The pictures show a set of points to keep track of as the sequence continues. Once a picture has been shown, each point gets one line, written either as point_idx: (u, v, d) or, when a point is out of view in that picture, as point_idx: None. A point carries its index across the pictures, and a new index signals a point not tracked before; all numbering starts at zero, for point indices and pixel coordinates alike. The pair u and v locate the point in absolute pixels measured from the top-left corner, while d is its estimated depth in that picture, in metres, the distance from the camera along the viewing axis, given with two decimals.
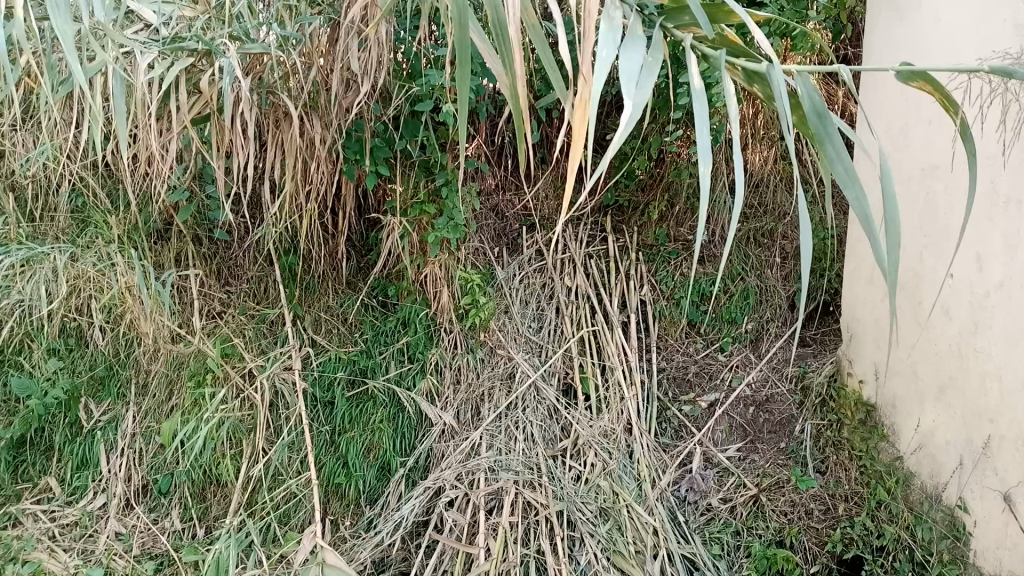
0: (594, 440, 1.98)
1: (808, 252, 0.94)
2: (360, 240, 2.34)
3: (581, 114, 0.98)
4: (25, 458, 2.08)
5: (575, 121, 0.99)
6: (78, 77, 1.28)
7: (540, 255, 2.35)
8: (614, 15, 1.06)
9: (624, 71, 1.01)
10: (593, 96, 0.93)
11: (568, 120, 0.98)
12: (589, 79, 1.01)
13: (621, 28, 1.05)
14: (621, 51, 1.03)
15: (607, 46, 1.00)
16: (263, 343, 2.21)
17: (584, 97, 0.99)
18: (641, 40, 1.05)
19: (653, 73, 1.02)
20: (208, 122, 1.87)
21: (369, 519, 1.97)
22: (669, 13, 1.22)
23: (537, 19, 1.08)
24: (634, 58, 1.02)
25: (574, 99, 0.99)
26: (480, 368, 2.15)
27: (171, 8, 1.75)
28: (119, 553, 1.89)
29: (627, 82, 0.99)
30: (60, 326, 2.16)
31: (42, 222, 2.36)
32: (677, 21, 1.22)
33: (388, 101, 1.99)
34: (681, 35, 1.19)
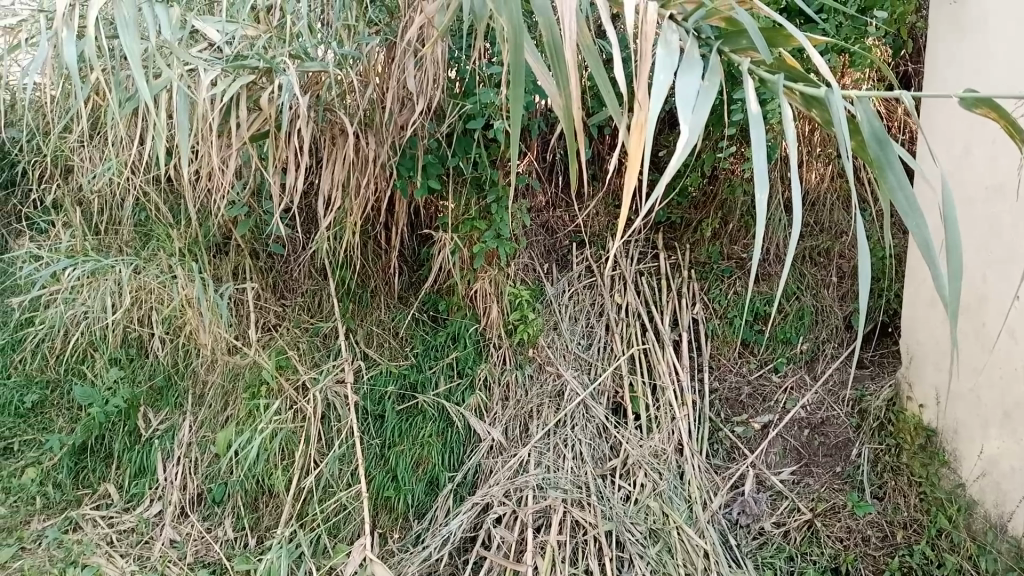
0: (644, 460, 1.96)
1: (866, 277, 0.94)
2: (411, 256, 2.37)
3: (637, 137, 0.98)
4: (87, 464, 2.16)
5: (631, 143, 0.99)
6: (144, 93, 1.33)
7: (590, 272, 2.34)
8: (671, 39, 1.07)
9: (681, 96, 1.01)
10: (650, 118, 0.94)
11: (625, 142, 0.98)
12: (645, 103, 1.01)
13: (678, 52, 1.06)
14: (678, 74, 1.03)
15: (664, 70, 1.01)
16: (316, 356, 2.23)
17: (640, 119, 0.99)
18: (698, 65, 1.06)
19: (709, 98, 1.02)
20: (267, 139, 1.91)
21: (416, 534, 1.97)
22: (726, 37, 1.21)
23: (592, 42, 1.09)
24: (691, 83, 1.02)
25: (630, 122, 0.99)
26: (528, 384, 2.14)
27: (234, 27, 1.77)
28: (173, 561, 1.93)
29: (684, 106, 0.99)
30: (122, 336, 2.26)
31: (108, 235, 2.47)
32: (734, 45, 1.21)
33: (442, 118, 2.01)
34: (739, 59, 1.18)
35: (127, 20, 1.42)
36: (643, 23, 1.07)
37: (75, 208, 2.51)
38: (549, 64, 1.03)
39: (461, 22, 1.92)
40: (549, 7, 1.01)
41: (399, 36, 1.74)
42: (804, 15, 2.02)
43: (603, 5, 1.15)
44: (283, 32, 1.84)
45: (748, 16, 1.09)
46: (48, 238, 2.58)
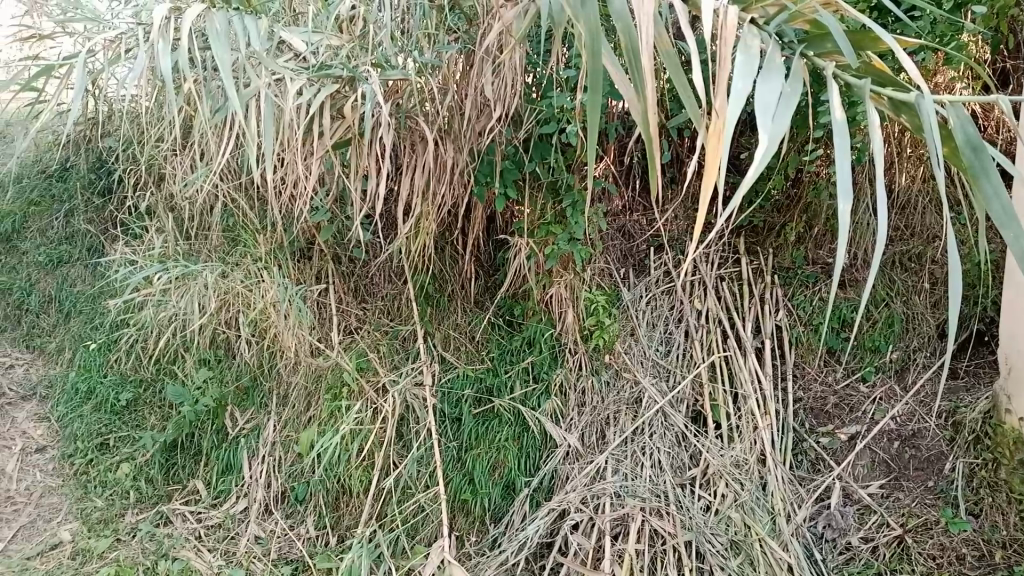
0: (726, 470, 1.92)
1: (959, 293, 0.95)
2: (488, 260, 2.39)
3: (715, 143, 0.97)
4: (177, 461, 2.25)
5: (708, 149, 0.98)
6: (235, 102, 1.39)
7: (668, 276, 2.29)
8: (752, 42, 1.05)
9: (761, 102, 0.99)
10: (729, 123, 0.92)
11: (702, 147, 0.97)
12: (724, 109, 0.99)
13: (759, 56, 1.04)
14: (759, 79, 1.01)
15: (744, 75, 0.99)
16: (396, 358, 2.26)
17: (718, 124, 0.98)
18: (780, 68, 1.03)
19: (790, 104, 0.99)
20: (349, 146, 1.95)
21: (493, 537, 1.98)
22: (810, 40, 1.18)
23: (671, 45, 1.07)
24: (774, 87, 1.00)
25: (708, 127, 0.97)
26: (605, 391, 2.13)
27: (319, 37, 1.81)
28: (258, 556, 2.00)
29: (764, 112, 0.97)
30: (211, 337, 2.34)
31: (198, 240, 2.57)
32: (818, 48, 1.17)
33: (520, 124, 2.01)
34: (824, 63, 1.14)
35: (218, 34, 1.48)
36: (724, 27, 1.05)
37: (167, 214, 2.63)
38: (626, 68, 1.01)
39: (538, 27, 1.93)
40: (626, 12, 1.00)
41: (477, 43, 1.76)
42: (895, 12, 1.94)
43: (681, 7, 1.13)
44: (365, 41, 1.87)
45: (833, 20, 1.06)
46: (142, 243, 2.69)
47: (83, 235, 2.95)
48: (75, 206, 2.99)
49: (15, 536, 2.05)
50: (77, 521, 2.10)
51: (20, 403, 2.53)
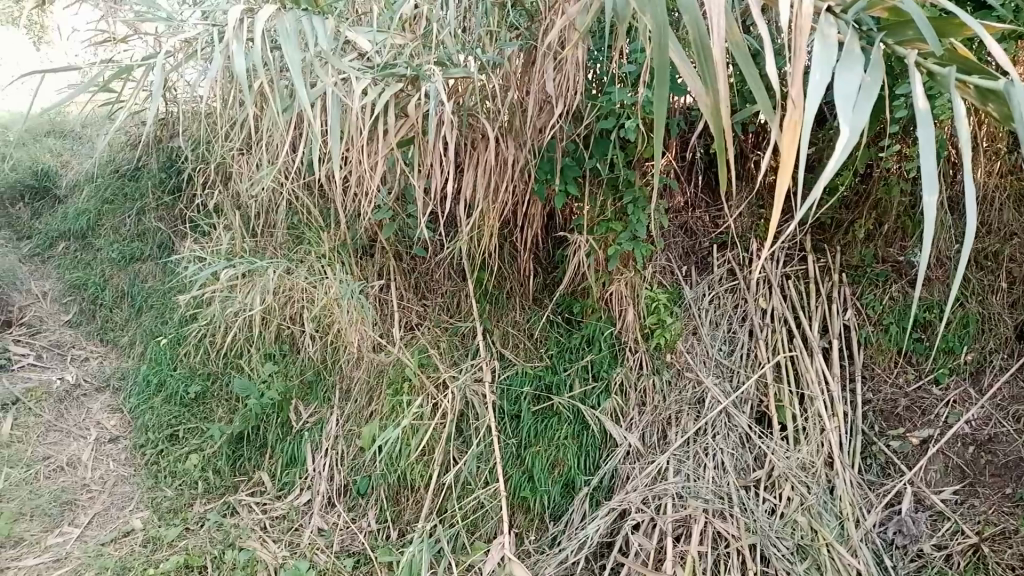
0: (791, 473, 1.88)
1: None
2: (546, 257, 2.37)
3: (791, 137, 0.94)
4: (243, 453, 2.31)
5: (783, 143, 0.95)
6: (303, 100, 1.41)
7: (732, 274, 2.24)
8: (829, 32, 1.01)
9: (841, 94, 0.96)
10: (807, 116, 0.89)
11: (777, 142, 0.94)
12: (799, 101, 0.97)
13: (836, 46, 1.00)
14: (837, 71, 0.98)
15: (822, 66, 0.96)
16: (456, 355, 2.28)
17: (794, 117, 0.95)
18: (860, 58, 1.00)
19: (871, 96, 0.97)
20: (412, 145, 1.97)
21: (552, 535, 1.99)
22: (889, 28, 1.13)
23: (740, 36, 1.05)
24: (854, 78, 0.97)
25: (784, 121, 0.95)
26: (667, 391, 2.09)
27: (384, 36, 1.84)
28: (321, 548, 2.03)
29: (844, 104, 0.95)
30: (276, 333, 2.40)
31: (264, 238, 2.63)
32: (899, 36, 1.13)
33: (581, 121, 2.01)
34: (905, 51, 1.10)
35: (287, 33, 1.51)
36: (799, 17, 1.02)
37: (234, 211, 2.70)
38: (695, 62, 0.99)
39: (601, 23, 1.91)
40: (695, 2, 0.98)
41: (540, 40, 1.76)
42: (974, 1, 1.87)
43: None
44: (428, 39, 1.89)
45: (916, 6, 1.02)
46: (210, 240, 2.77)
47: (154, 232, 3.05)
48: (146, 204, 3.10)
49: (89, 523, 2.10)
50: (148, 509, 2.16)
51: (94, 394, 2.63)
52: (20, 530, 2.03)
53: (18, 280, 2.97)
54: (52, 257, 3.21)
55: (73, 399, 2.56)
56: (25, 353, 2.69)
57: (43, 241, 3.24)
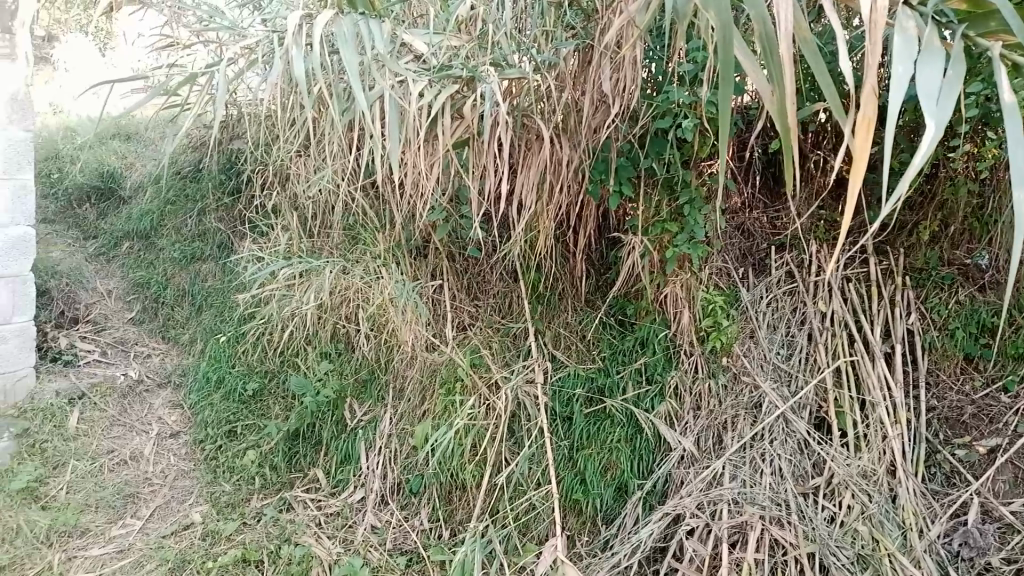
0: (851, 481, 1.84)
1: None
2: (598, 258, 2.35)
3: (864, 137, 0.95)
4: (299, 450, 2.34)
5: (856, 141, 0.97)
6: (362, 104, 1.45)
7: (791, 277, 2.19)
8: (908, 25, 1.00)
9: (922, 92, 0.95)
10: (886, 122, 0.90)
11: (850, 142, 0.96)
12: (873, 97, 0.97)
13: (917, 40, 0.99)
14: (917, 66, 0.97)
15: (901, 60, 0.96)
16: (508, 356, 2.28)
17: (867, 116, 0.96)
18: (941, 51, 0.98)
19: (953, 91, 0.96)
20: (467, 147, 1.98)
21: (604, 539, 1.98)
22: (971, 19, 1.11)
23: (809, 31, 1.05)
24: (934, 73, 0.97)
25: (857, 119, 0.96)
26: (723, 395, 2.06)
27: (440, 38, 1.85)
28: (375, 546, 2.05)
29: (925, 100, 0.95)
30: (332, 332, 2.43)
31: (320, 238, 2.67)
32: (981, 28, 1.11)
33: (637, 121, 1.99)
34: (988, 42, 1.08)
35: (345, 38, 1.55)
36: (874, 11, 1.01)
37: (291, 212, 2.75)
38: (761, 60, 1.00)
39: (658, 22, 1.90)
40: (763, 1, 0.98)
41: (596, 40, 1.75)
42: None
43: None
44: (484, 40, 1.90)
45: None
46: (268, 241, 2.82)
47: (214, 232, 3.12)
48: (207, 205, 3.17)
49: (150, 516, 2.16)
50: (207, 504, 2.21)
51: (156, 390, 2.70)
52: (86, 520, 2.09)
53: (84, 279, 3.07)
54: (117, 257, 3.31)
55: (136, 395, 2.64)
56: (91, 349, 2.77)
57: (109, 241, 3.35)
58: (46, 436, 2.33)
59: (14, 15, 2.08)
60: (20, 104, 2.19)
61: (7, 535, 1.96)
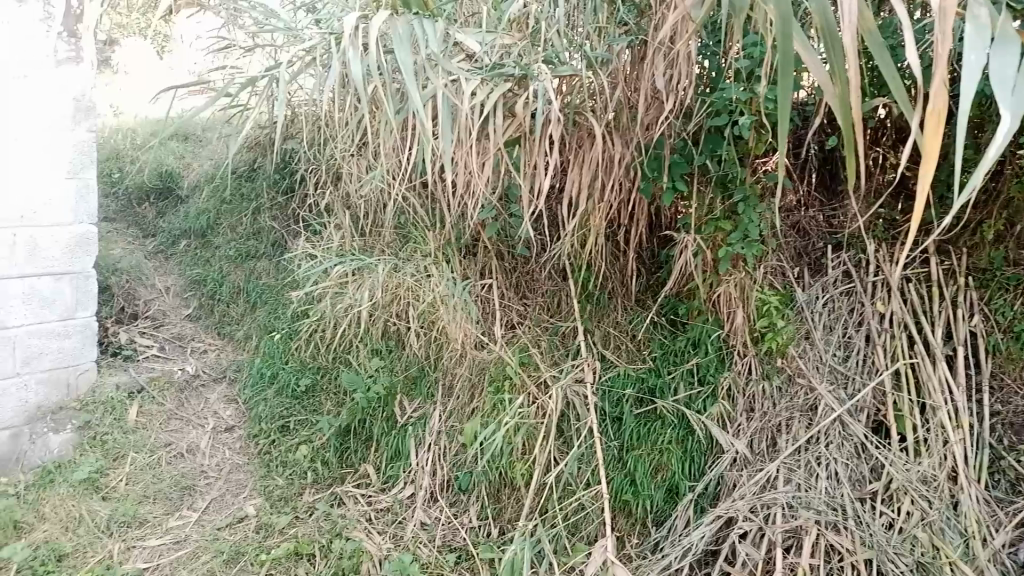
0: (911, 486, 1.79)
1: None
2: (649, 257, 2.34)
3: (934, 131, 0.94)
4: (350, 446, 2.37)
5: (925, 137, 0.96)
6: (417, 106, 1.47)
7: (848, 276, 2.14)
8: (980, 13, 0.97)
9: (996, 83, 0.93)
10: (956, 116, 0.89)
11: (919, 137, 0.95)
12: (944, 89, 0.96)
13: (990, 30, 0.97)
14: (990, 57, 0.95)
15: (972, 51, 0.94)
16: (557, 355, 2.27)
17: (938, 108, 0.95)
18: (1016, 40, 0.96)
19: None
20: (518, 145, 1.99)
21: (654, 541, 1.97)
22: None
23: (875, 23, 1.03)
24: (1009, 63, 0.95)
25: (927, 114, 0.95)
26: (777, 397, 2.04)
27: (492, 37, 1.86)
28: (424, 542, 2.07)
29: (1000, 91, 0.93)
30: (383, 329, 2.45)
31: (371, 237, 2.70)
32: None
33: (690, 118, 1.97)
34: None
35: (401, 40, 1.56)
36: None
37: (343, 211, 2.78)
38: (823, 54, 0.99)
39: (712, 17, 1.88)
40: None
41: (650, 35, 1.74)
42: None
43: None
44: (536, 38, 1.90)
45: None
46: (321, 239, 2.85)
47: (269, 230, 3.18)
48: (262, 204, 3.23)
49: (206, 508, 2.21)
50: (261, 497, 2.26)
51: (212, 384, 2.76)
52: (145, 511, 2.15)
53: (143, 276, 3.15)
54: (174, 254, 3.38)
55: (193, 389, 2.70)
56: (150, 345, 2.84)
57: (167, 239, 3.43)
58: (107, 428, 2.39)
59: (78, 18, 2.18)
60: (83, 104, 2.25)
61: (71, 525, 2.05)
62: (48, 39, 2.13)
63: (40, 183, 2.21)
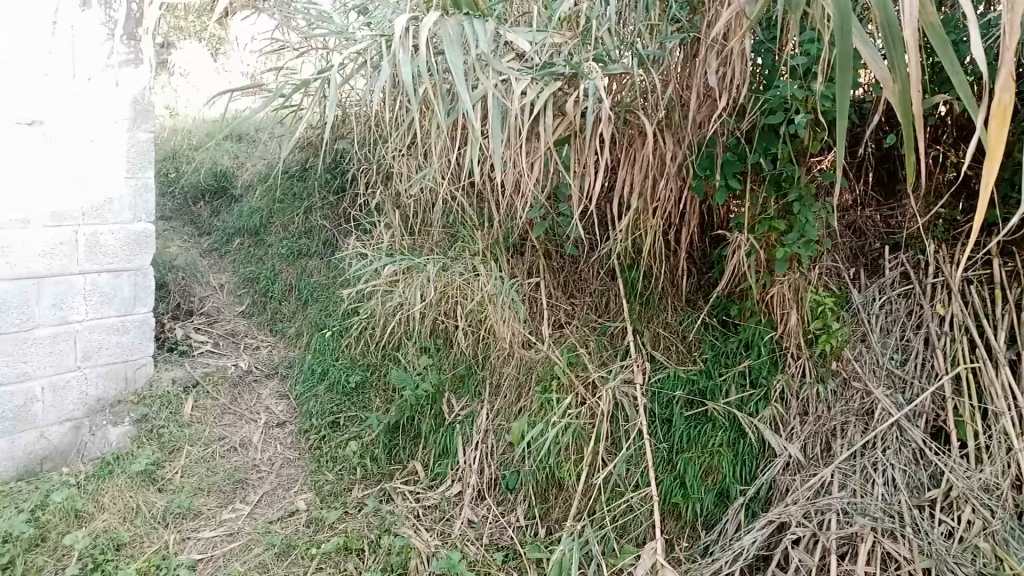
0: (972, 494, 1.74)
1: None
2: (700, 257, 2.30)
3: (1000, 125, 0.91)
4: (399, 443, 2.39)
5: (989, 133, 0.92)
6: (467, 106, 1.47)
7: (906, 278, 2.09)
8: None
9: None
10: None
11: (983, 132, 0.92)
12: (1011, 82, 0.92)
13: None
14: None
15: None
16: (605, 355, 2.26)
17: (1004, 103, 0.91)
18: None
19: None
20: (568, 145, 1.98)
21: (704, 545, 1.95)
22: None
23: (939, 15, 1.01)
24: None
25: (992, 110, 0.91)
26: (831, 400, 2.00)
27: (543, 36, 1.86)
28: (471, 540, 2.07)
29: None
30: (432, 327, 2.47)
31: (421, 236, 2.73)
32: None
33: (744, 116, 1.94)
34: None
35: (451, 41, 1.57)
36: None
37: (393, 210, 2.81)
38: (882, 46, 0.97)
39: (766, 13, 1.85)
40: None
41: (703, 33, 1.72)
42: None
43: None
44: (587, 37, 1.90)
45: None
46: (371, 238, 2.89)
47: (320, 229, 3.21)
48: (314, 203, 3.28)
49: (258, 502, 2.25)
50: (311, 492, 2.29)
51: (264, 380, 2.81)
52: (199, 504, 2.19)
53: (199, 273, 3.22)
54: (228, 252, 3.45)
55: (246, 384, 2.76)
56: (204, 340, 2.90)
57: (222, 237, 3.50)
58: (163, 422, 2.46)
59: (138, 22, 2.25)
60: (143, 105, 2.31)
61: (129, 515, 2.10)
62: (109, 42, 2.19)
63: (40, 184, 2.14)
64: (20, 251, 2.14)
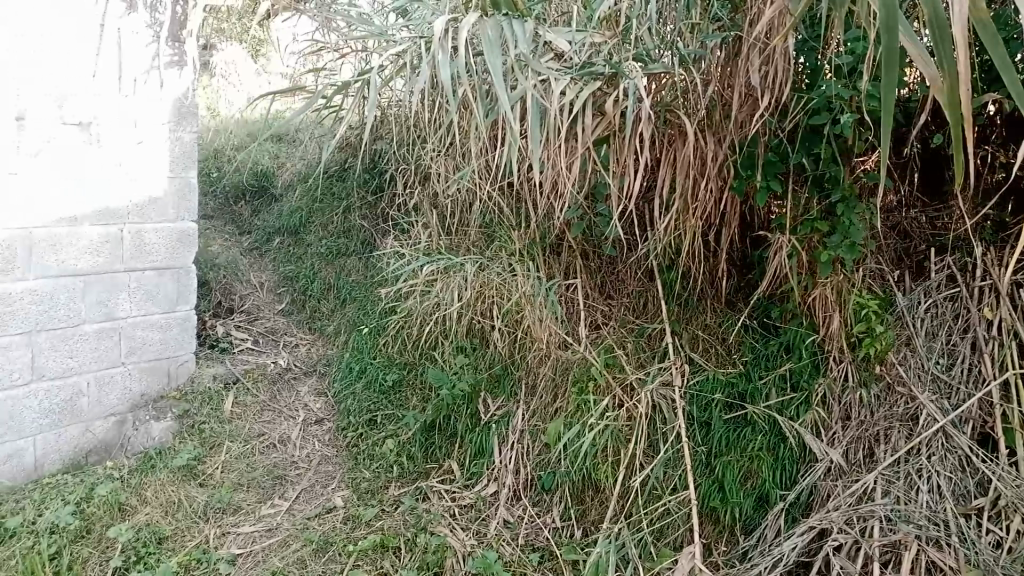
0: (1021, 502, 1.69)
1: None
2: (740, 257, 2.27)
3: None
4: (435, 441, 2.40)
5: None
6: (506, 107, 1.47)
7: (953, 281, 2.05)
8: None
9: None
10: None
11: None
12: None
13: None
14: None
15: None
16: (642, 356, 2.24)
17: None
18: None
19: None
20: (606, 145, 1.97)
21: (743, 550, 1.92)
22: None
23: (989, 12, 0.98)
24: None
25: None
26: (875, 405, 1.96)
27: (582, 36, 1.85)
28: (507, 540, 2.07)
29: None
30: (468, 327, 2.48)
31: (458, 235, 2.74)
32: None
33: (786, 115, 1.92)
34: None
35: (491, 42, 1.58)
36: None
37: (431, 210, 2.82)
38: (929, 44, 0.95)
39: (810, 11, 1.83)
40: None
41: (745, 32, 1.70)
42: None
43: None
44: (628, 37, 1.89)
45: None
46: (409, 237, 2.91)
47: (359, 229, 3.24)
48: (353, 203, 3.31)
49: (296, 498, 2.27)
50: (349, 489, 2.31)
51: (303, 378, 2.84)
52: (239, 499, 2.22)
53: (240, 272, 3.27)
54: (268, 251, 3.50)
55: (285, 381, 2.79)
56: (245, 338, 2.94)
57: (263, 236, 3.56)
58: (204, 418, 2.50)
59: (182, 23, 2.31)
60: (186, 107, 2.35)
61: (171, 509, 2.14)
62: (152, 44, 2.25)
63: (40, 184, 2.09)
64: (70, 249, 2.18)
